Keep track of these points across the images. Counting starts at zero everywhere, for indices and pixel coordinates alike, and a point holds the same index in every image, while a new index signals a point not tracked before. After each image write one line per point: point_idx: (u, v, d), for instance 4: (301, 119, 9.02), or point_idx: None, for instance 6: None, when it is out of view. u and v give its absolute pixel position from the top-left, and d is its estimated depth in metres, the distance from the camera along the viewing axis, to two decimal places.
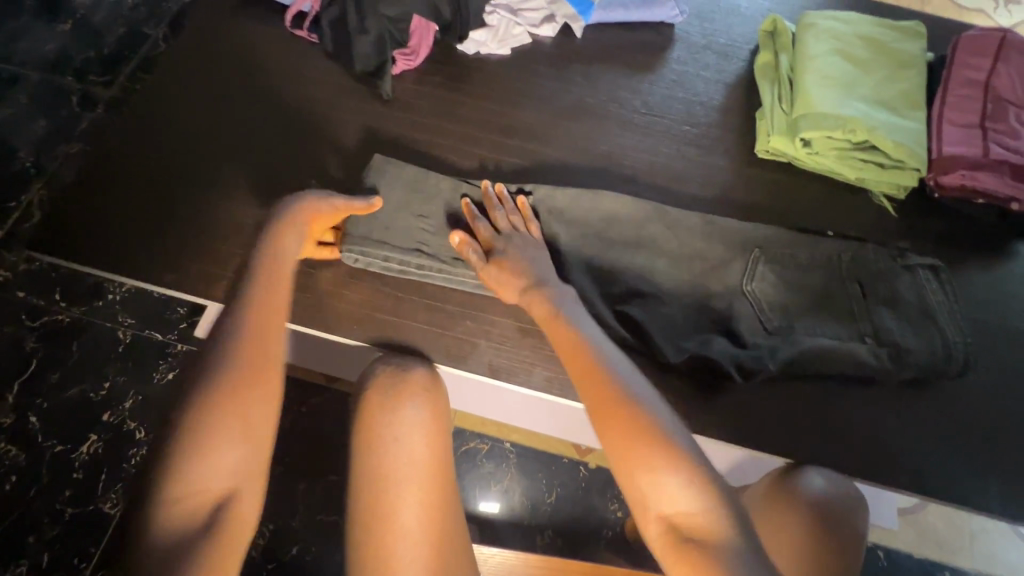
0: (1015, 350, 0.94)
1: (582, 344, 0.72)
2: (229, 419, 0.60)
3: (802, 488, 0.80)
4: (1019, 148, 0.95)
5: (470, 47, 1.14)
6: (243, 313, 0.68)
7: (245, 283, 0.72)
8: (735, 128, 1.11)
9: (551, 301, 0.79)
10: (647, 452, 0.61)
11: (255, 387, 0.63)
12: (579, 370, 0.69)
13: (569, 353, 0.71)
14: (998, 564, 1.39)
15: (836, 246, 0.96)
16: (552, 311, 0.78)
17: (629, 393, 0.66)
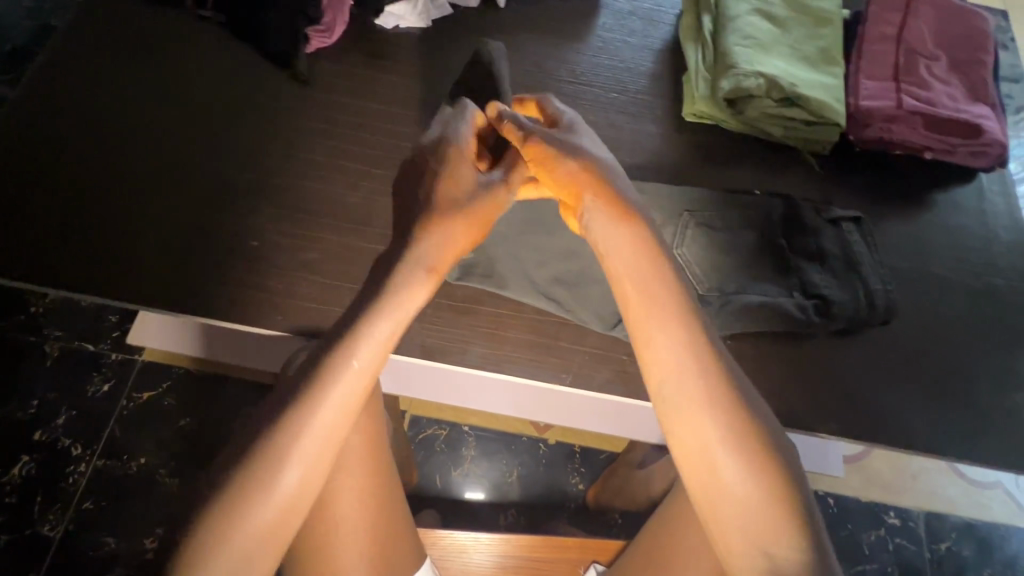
0: (935, 294, 0.98)
1: (679, 319, 0.64)
2: (267, 485, 0.59)
3: None
4: (930, 98, 0.98)
5: (390, 21, 1.10)
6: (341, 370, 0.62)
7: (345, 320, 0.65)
8: (663, 93, 1.10)
9: (646, 244, 0.66)
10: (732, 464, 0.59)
11: (309, 458, 0.61)
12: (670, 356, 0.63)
13: (651, 328, 0.64)
14: (938, 500, 1.47)
15: (761, 203, 0.97)
16: (649, 259, 0.66)
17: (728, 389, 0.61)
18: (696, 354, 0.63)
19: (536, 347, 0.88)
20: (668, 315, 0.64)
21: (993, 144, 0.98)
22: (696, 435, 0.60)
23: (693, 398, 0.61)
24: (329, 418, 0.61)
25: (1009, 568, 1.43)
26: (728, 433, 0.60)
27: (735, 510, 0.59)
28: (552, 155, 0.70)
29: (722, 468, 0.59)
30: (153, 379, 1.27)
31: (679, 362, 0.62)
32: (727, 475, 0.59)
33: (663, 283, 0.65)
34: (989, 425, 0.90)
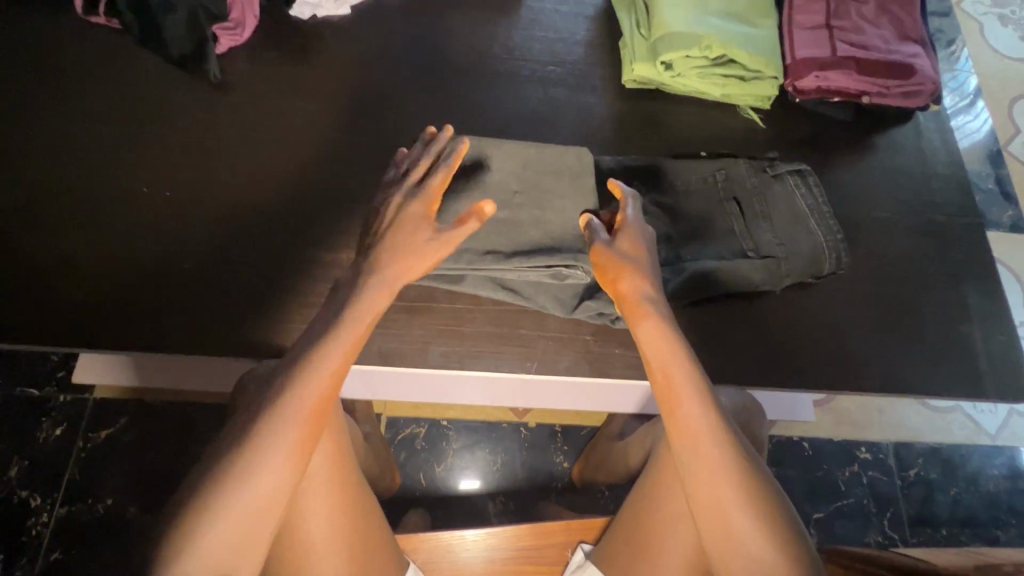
0: (882, 237, 1.00)
1: (695, 386, 0.67)
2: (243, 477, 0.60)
3: None
4: (862, 42, 0.98)
5: (305, 11, 1.02)
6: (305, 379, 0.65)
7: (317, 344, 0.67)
8: (601, 62, 1.07)
9: (666, 324, 0.72)
10: (740, 520, 0.62)
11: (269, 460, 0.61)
12: (690, 422, 0.65)
13: (672, 394, 0.67)
14: (903, 430, 1.54)
15: (709, 164, 0.96)
16: (669, 335, 0.70)
17: (738, 452, 0.64)
18: (716, 426, 0.65)
19: (497, 338, 0.86)
20: (694, 398, 0.66)
21: (925, 82, 0.99)
22: (715, 503, 0.63)
23: (707, 468, 0.64)
24: (317, 401, 0.64)
25: (972, 483, 1.51)
26: (753, 504, 0.62)
27: (741, 558, 0.62)
28: (618, 262, 0.75)
29: (740, 534, 0.62)
30: (110, 417, 1.20)
31: (699, 425, 0.65)
32: (746, 538, 0.62)
33: (684, 356, 0.69)
34: (943, 357, 0.93)
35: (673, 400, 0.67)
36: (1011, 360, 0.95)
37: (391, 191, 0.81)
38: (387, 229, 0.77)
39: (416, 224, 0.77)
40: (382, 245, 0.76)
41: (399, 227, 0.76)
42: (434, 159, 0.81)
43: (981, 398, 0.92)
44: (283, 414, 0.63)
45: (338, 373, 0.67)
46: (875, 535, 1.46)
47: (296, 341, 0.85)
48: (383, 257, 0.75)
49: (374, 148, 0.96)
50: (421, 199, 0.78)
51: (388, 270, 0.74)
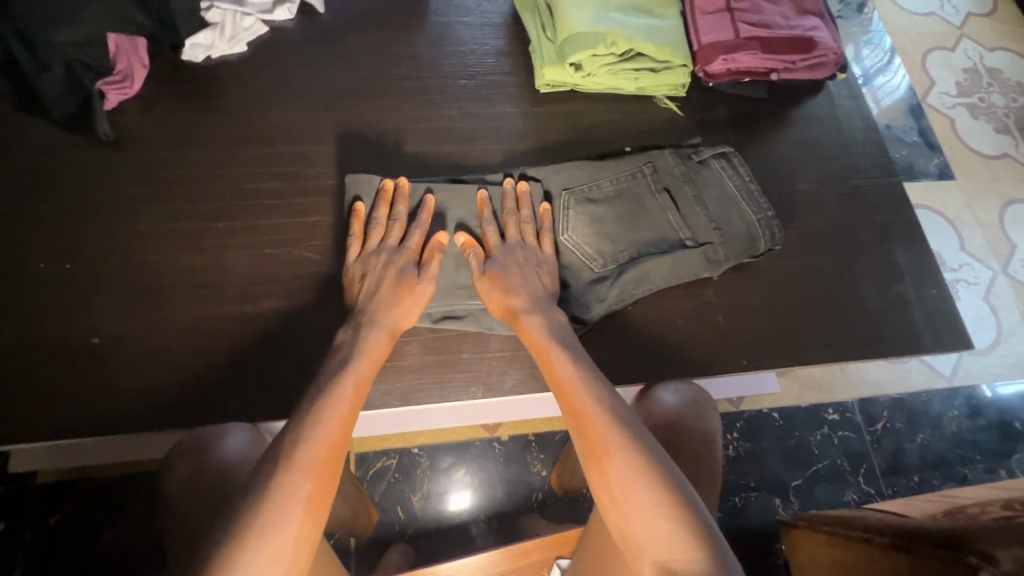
0: (809, 208, 1.01)
1: (573, 380, 0.72)
2: (271, 520, 0.56)
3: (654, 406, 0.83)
4: (763, 21, 1.00)
5: (199, 53, 0.98)
6: (320, 410, 0.65)
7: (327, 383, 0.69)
8: (514, 69, 1.06)
9: (542, 328, 0.78)
10: (635, 502, 0.62)
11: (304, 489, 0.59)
12: (570, 414, 0.69)
13: (557, 389, 0.72)
14: (865, 386, 1.58)
15: (628, 162, 0.95)
16: (545, 338, 0.77)
17: (618, 432, 0.66)
18: (598, 410, 0.68)
19: (440, 367, 0.84)
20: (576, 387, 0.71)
21: (829, 53, 1.02)
22: (609, 487, 0.64)
23: (594, 441, 0.66)
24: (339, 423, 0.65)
25: (937, 427, 1.56)
26: (637, 465, 0.63)
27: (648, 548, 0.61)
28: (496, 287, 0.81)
29: (641, 519, 0.61)
30: (54, 504, 1.11)
31: (579, 412, 0.69)
32: (646, 521, 0.61)
33: (560, 354, 0.74)
34: (880, 318, 0.95)
35: (564, 384, 0.72)
36: (944, 311, 0.97)
37: (367, 250, 0.82)
38: (370, 283, 0.79)
39: (403, 277, 0.80)
40: (373, 304, 0.78)
41: (388, 284, 0.79)
42: (402, 213, 0.85)
43: (922, 352, 0.95)
44: (304, 457, 0.60)
45: (349, 417, 0.66)
46: (853, 493, 1.49)
47: (228, 403, 0.81)
48: (378, 313, 0.77)
49: (290, 188, 0.93)
50: (403, 255, 0.81)
51: (389, 318, 0.77)
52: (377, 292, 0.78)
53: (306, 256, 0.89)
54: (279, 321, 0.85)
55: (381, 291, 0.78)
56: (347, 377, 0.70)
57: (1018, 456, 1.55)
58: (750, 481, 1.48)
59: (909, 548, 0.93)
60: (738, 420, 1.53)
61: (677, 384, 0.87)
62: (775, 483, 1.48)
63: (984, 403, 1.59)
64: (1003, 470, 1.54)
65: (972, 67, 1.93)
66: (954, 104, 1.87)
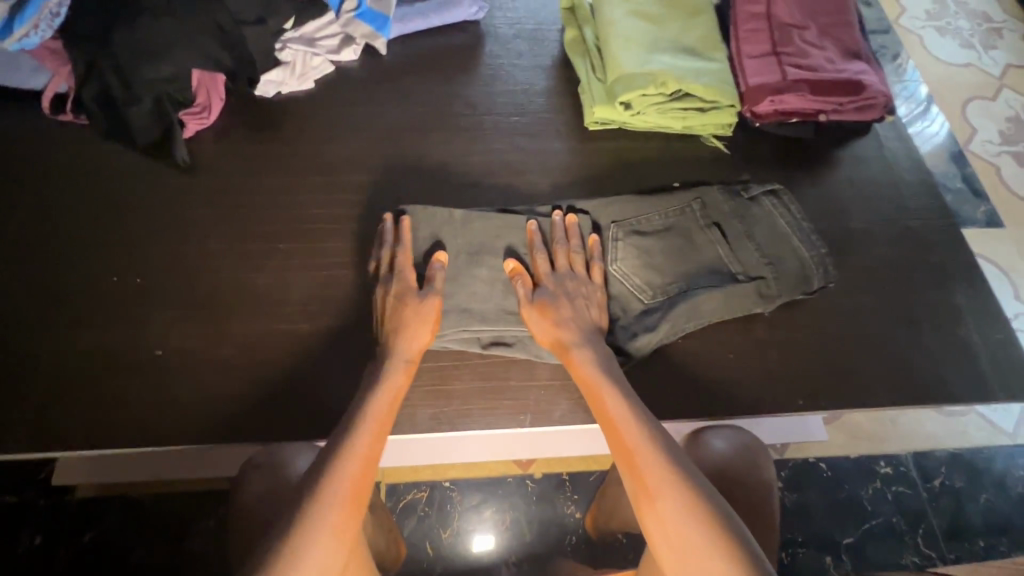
0: (861, 247, 1.00)
1: (624, 416, 0.70)
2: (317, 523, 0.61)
3: (706, 453, 0.80)
4: (810, 65, 1.02)
5: (270, 89, 1.05)
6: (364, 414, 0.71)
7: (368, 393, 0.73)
8: (562, 108, 1.10)
9: (593, 361, 0.77)
10: (692, 549, 0.60)
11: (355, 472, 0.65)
12: (621, 452, 0.68)
13: (608, 424, 0.70)
14: (919, 439, 1.49)
15: (675, 197, 0.96)
16: (597, 371, 0.76)
17: (674, 473, 0.64)
18: (653, 451, 0.66)
19: (487, 393, 0.83)
20: (630, 423, 0.69)
21: (877, 95, 1.03)
22: (662, 528, 0.62)
23: (647, 482, 0.64)
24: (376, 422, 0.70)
25: (1000, 487, 1.46)
26: (690, 512, 0.61)
27: None
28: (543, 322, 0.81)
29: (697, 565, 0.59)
30: (89, 524, 1.10)
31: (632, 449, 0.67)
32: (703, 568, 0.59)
33: (612, 390, 0.73)
34: (945, 363, 0.91)
35: (615, 420, 0.70)
36: (1012, 358, 0.92)
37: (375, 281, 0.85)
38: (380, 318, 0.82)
39: (402, 300, 0.81)
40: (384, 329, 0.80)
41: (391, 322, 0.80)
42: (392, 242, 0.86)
43: (991, 401, 0.90)
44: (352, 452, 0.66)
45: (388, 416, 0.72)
46: (912, 556, 1.39)
47: (280, 422, 0.81)
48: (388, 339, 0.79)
49: (348, 214, 0.96)
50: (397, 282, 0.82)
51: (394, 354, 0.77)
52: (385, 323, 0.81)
53: (360, 279, 0.91)
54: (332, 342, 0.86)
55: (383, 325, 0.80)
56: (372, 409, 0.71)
57: None
58: (798, 536, 1.39)
59: None
60: (782, 469, 1.45)
61: (724, 428, 0.85)
62: (824, 540, 1.39)
63: None
64: None
65: (1015, 116, 1.92)
66: (998, 152, 1.84)
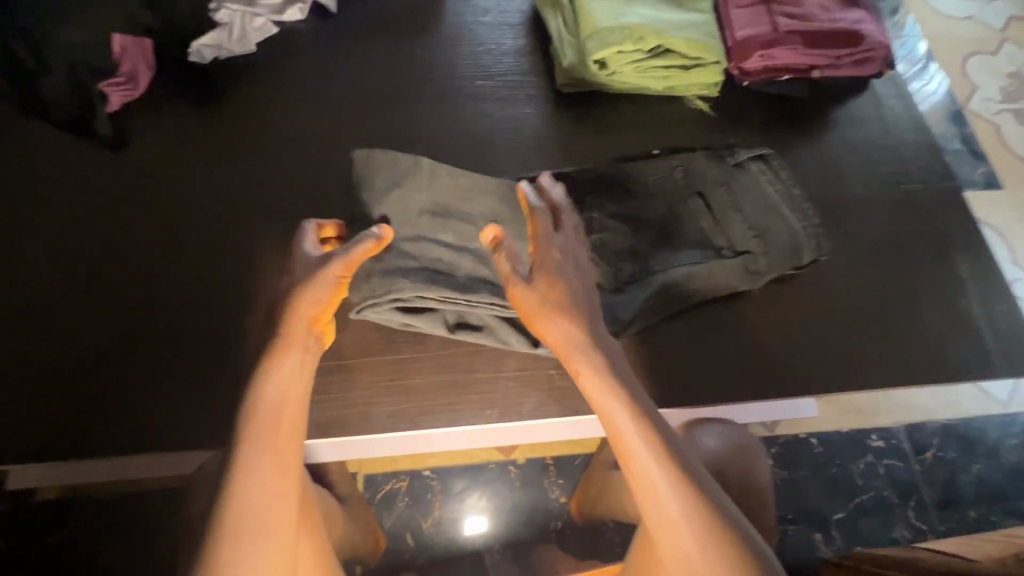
0: (857, 215, 0.92)
1: (608, 385, 0.62)
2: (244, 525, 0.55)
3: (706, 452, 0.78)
4: (803, 15, 0.93)
5: (206, 53, 0.94)
6: (265, 394, 0.60)
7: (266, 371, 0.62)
8: (533, 69, 1.00)
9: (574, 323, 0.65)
10: (675, 527, 0.58)
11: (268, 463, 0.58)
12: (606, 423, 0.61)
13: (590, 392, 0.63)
14: (913, 411, 1.45)
15: (659, 161, 0.89)
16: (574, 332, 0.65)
17: (662, 449, 0.59)
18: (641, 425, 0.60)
19: (450, 387, 0.76)
20: (614, 393, 0.62)
21: (877, 47, 0.93)
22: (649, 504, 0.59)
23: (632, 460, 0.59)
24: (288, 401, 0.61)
25: (993, 457, 1.43)
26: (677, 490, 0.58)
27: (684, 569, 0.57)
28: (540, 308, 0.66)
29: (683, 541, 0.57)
30: (24, 539, 1.00)
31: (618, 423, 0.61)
32: (686, 544, 0.57)
33: (591, 355, 0.64)
34: (945, 338, 0.85)
35: (596, 390, 0.63)
36: (1016, 330, 0.86)
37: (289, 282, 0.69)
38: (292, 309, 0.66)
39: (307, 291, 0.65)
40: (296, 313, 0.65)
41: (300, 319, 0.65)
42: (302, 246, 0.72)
43: (993, 377, 0.84)
44: (260, 442, 0.58)
45: (295, 392, 0.62)
46: (903, 529, 1.37)
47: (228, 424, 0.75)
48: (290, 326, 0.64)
49: (296, 193, 0.88)
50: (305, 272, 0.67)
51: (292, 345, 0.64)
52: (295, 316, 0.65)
53: None
54: None
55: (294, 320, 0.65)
56: (273, 390, 0.61)
57: None
58: (788, 513, 1.36)
59: None
60: (773, 446, 1.41)
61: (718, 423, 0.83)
62: (815, 516, 1.37)
63: None
64: None
65: (1017, 72, 1.82)
66: (998, 110, 1.76)
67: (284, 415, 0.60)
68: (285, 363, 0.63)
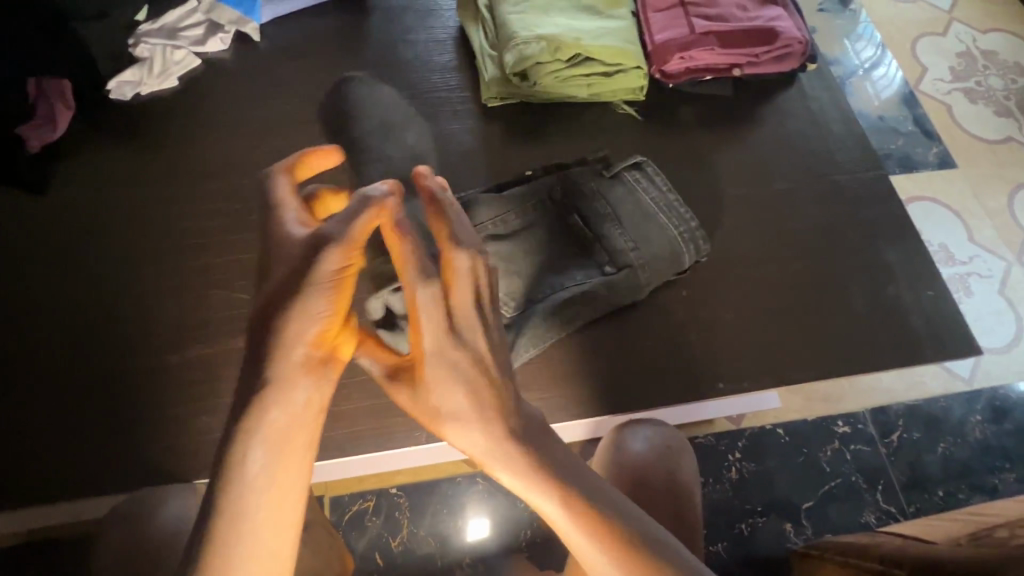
0: (785, 209, 0.93)
1: (523, 477, 0.50)
2: None
3: (631, 455, 0.75)
4: (719, 15, 0.94)
5: (127, 90, 0.95)
6: (259, 466, 0.45)
7: (247, 437, 0.45)
8: (459, 84, 1.01)
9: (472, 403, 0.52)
10: None
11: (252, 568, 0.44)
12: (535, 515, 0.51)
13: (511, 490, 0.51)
14: (876, 394, 1.41)
15: (529, 188, 0.88)
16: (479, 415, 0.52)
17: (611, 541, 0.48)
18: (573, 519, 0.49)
19: (377, 413, 0.77)
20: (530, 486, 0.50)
21: (794, 43, 0.95)
22: None
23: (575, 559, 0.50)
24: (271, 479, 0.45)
25: (959, 435, 1.38)
26: None
27: None
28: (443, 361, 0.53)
29: None
30: None
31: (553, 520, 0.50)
32: None
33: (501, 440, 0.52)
34: (877, 326, 0.86)
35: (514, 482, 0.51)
36: (945, 314, 0.87)
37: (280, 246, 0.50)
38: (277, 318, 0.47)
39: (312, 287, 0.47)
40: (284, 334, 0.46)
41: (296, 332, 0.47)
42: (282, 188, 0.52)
43: (924, 362, 0.85)
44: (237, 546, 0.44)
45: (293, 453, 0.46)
46: (871, 513, 1.32)
47: (157, 462, 0.75)
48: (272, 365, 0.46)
49: (222, 227, 0.88)
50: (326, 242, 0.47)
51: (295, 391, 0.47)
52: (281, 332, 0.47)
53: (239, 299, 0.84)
54: (203, 375, 0.79)
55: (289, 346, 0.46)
56: (257, 466, 0.45)
57: None
58: (758, 505, 1.31)
59: None
60: (740, 439, 1.36)
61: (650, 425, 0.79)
62: (784, 506, 1.31)
63: (1011, 403, 1.40)
64: None
65: (965, 52, 1.78)
66: (950, 90, 1.71)
67: (277, 489, 0.45)
68: (277, 414, 0.46)
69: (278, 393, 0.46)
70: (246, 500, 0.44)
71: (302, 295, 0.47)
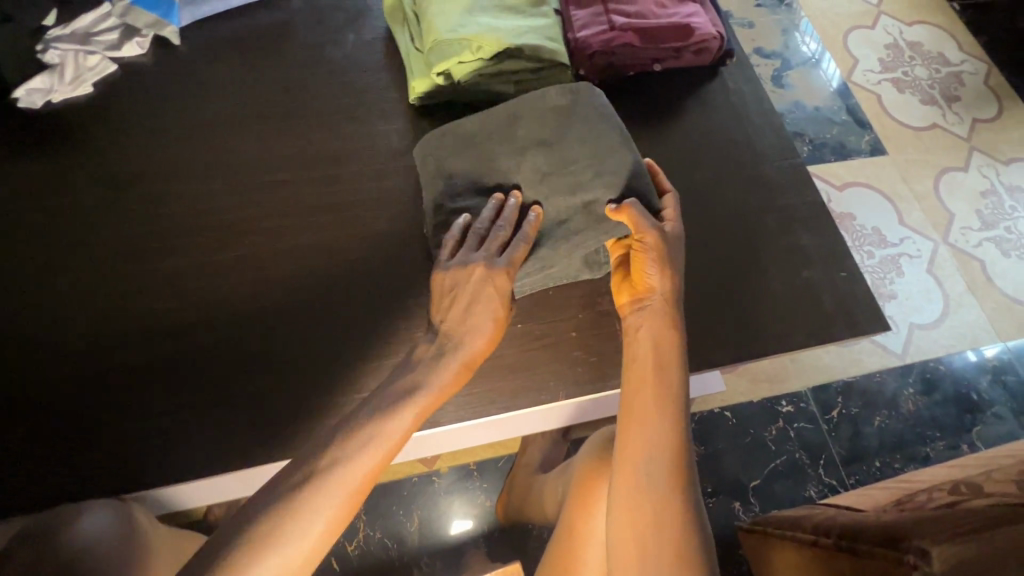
0: (708, 199, 0.96)
1: (664, 350, 0.72)
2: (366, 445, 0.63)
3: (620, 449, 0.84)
4: (637, 12, 0.97)
5: (37, 98, 0.92)
6: (454, 358, 0.71)
7: (464, 321, 0.72)
8: (387, 85, 1.01)
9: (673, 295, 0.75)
10: (657, 488, 0.63)
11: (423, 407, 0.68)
12: (643, 365, 0.71)
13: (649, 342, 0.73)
14: (817, 372, 1.45)
15: (597, 115, 0.81)
16: (671, 300, 0.75)
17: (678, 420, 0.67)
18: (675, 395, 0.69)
19: (313, 415, 0.78)
20: (669, 355, 0.72)
21: (709, 38, 0.99)
22: (644, 444, 0.66)
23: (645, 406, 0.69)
24: (460, 366, 0.71)
25: (893, 408, 1.42)
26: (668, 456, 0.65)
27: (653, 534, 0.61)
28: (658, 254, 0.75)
29: (653, 498, 0.63)
30: None
31: (663, 376, 0.70)
32: (654, 500, 0.63)
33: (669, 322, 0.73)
34: (793, 309, 0.90)
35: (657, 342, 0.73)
36: (856, 295, 0.92)
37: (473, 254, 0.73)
38: (483, 275, 0.72)
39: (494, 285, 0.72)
40: (477, 306, 0.72)
41: (480, 307, 0.72)
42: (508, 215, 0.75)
43: (836, 341, 0.89)
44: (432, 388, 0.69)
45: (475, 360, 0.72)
46: (814, 487, 1.35)
47: (73, 477, 0.73)
48: (473, 313, 0.72)
49: (143, 234, 0.86)
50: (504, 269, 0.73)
51: (480, 331, 0.72)
52: (469, 308, 0.72)
53: (162, 306, 0.82)
54: (123, 385, 0.77)
55: (491, 310, 0.72)
56: (462, 349, 0.71)
57: (979, 428, 1.41)
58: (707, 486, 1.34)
59: (852, 550, 0.86)
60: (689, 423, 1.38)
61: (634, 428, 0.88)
62: (732, 486, 1.35)
63: (940, 376, 1.45)
64: (965, 446, 1.40)
65: (893, 43, 1.84)
66: (879, 80, 1.78)
67: (447, 384, 0.69)
68: (448, 373, 0.70)
69: (486, 311, 0.72)
70: (401, 421, 0.66)
71: (506, 289, 0.73)
